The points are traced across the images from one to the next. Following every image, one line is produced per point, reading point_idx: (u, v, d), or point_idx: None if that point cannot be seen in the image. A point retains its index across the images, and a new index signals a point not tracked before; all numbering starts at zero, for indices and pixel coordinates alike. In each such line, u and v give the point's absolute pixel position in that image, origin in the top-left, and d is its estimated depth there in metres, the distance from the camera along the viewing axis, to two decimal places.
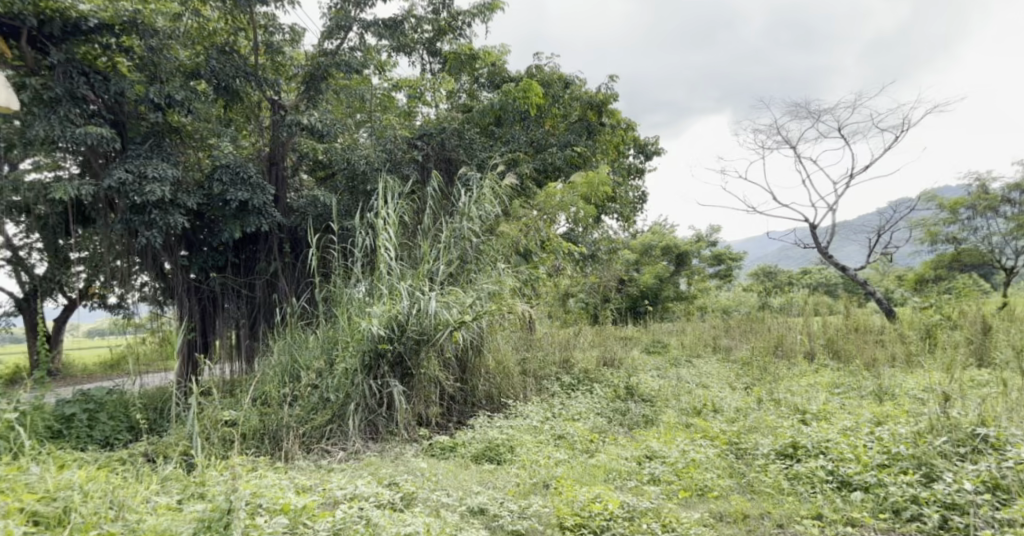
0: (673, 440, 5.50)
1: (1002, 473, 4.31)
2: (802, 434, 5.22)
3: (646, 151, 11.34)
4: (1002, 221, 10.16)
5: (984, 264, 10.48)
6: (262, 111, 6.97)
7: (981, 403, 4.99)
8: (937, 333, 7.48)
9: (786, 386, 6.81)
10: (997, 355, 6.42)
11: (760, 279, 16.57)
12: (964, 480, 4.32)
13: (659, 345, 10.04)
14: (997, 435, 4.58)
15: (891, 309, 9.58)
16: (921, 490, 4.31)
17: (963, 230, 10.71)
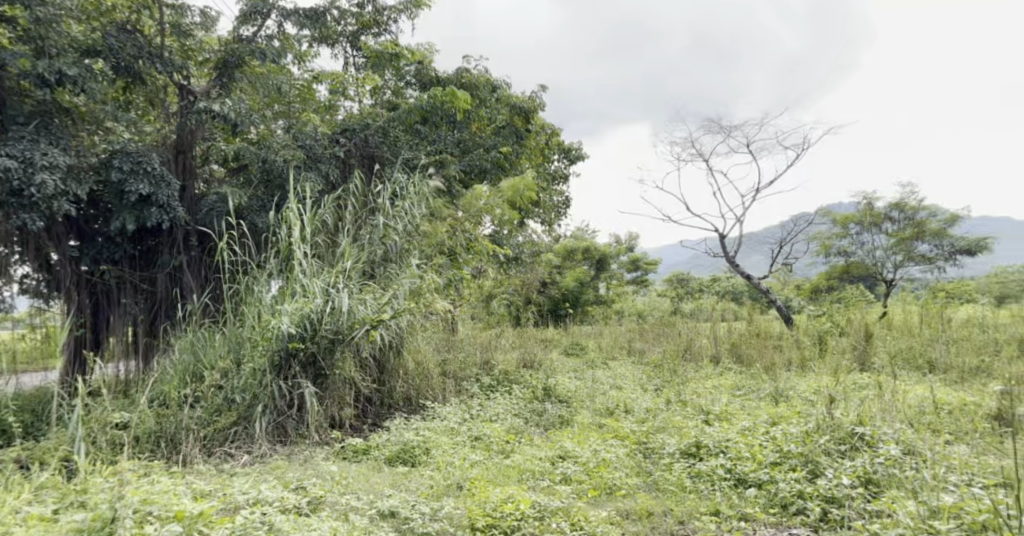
0: (586, 440, 5.70)
1: (875, 468, 4.65)
2: (705, 434, 5.50)
3: (570, 155, 11.55)
4: (883, 236, 11.10)
5: (868, 276, 11.22)
6: (168, 97, 6.73)
7: (859, 404, 5.38)
8: (829, 340, 8.00)
9: (693, 388, 7.14)
10: (878, 360, 6.94)
11: (675, 285, 17.17)
12: (841, 476, 4.65)
13: (578, 347, 10.25)
14: (871, 433, 4.95)
15: (790, 316, 10.14)
16: (807, 486, 4.63)
17: (851, 243, 11.38)
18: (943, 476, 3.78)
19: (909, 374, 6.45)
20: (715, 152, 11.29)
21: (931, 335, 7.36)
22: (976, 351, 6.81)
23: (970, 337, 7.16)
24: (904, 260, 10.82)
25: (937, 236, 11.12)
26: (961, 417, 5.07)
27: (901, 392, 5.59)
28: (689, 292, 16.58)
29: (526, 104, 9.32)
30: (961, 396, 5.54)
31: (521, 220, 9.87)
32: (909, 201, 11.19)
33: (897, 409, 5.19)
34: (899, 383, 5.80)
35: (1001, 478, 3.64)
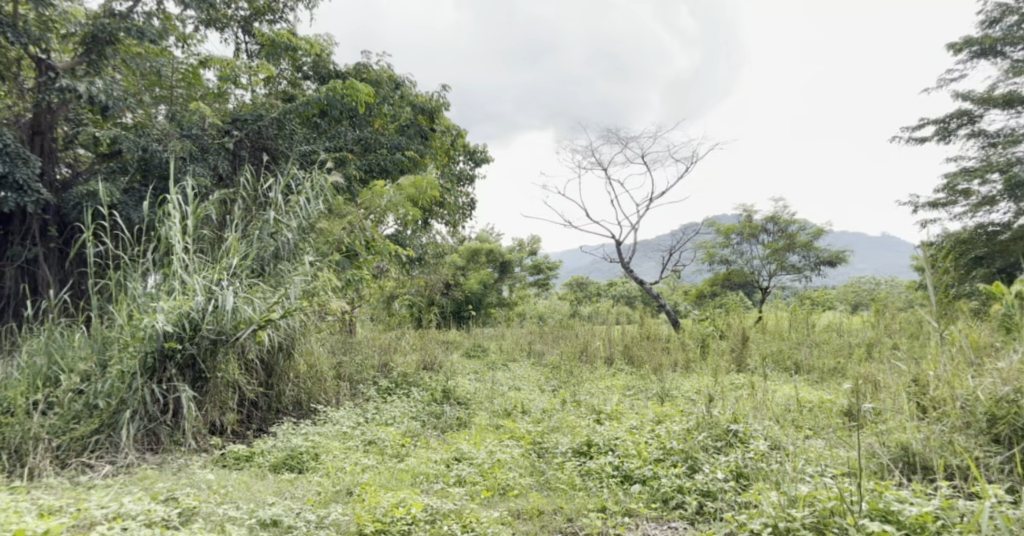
0: (482, 441, 5.70)
1: (745, 463, 4.84)
2: (595, 433, 5.62)
3: (475, 158, 11.56)
4: (759, 247, 11.84)
5: (747, 284, 11.97)
6: (23, 70, 6.23)
7: (735, 403, 5.66)
8: (711, 343, 8.40)
9: (587, 389, 7.30)
10: (752, 361, 7.35)
11: (574, 289, 17.54)
12: (718, 470, 4.82)
13: (479, 349, 10.24)
14: (744, 430, 5.22)
15: (677, 320, 10.62)
16: (686, 481, 4.77)
17: (732, 252, 12.16)
18: (802, 467, 4.01)
19: (778, 375, 6.86)
20: (612, 161, 11.63)
21: (798, 339, 7.87)
22: (835, 353, 7.32)
23: (830, 341, 7.70)
24: (777, 269, 11.52)
25: (808, 247, 11.74)
26: (820, 414, 5.43)
27: (770, 391, 5.97)
28: (587, 296, 17.00)
29: (430, 103, 9.22)
30: (821, 395, 5.93)
31: (425, 220, 9.77)
32: (782, 215, 11.84)
33: (766, 408, 5.49)
34: (770, 384, 6.18)
35: (847, 467, 3.88)
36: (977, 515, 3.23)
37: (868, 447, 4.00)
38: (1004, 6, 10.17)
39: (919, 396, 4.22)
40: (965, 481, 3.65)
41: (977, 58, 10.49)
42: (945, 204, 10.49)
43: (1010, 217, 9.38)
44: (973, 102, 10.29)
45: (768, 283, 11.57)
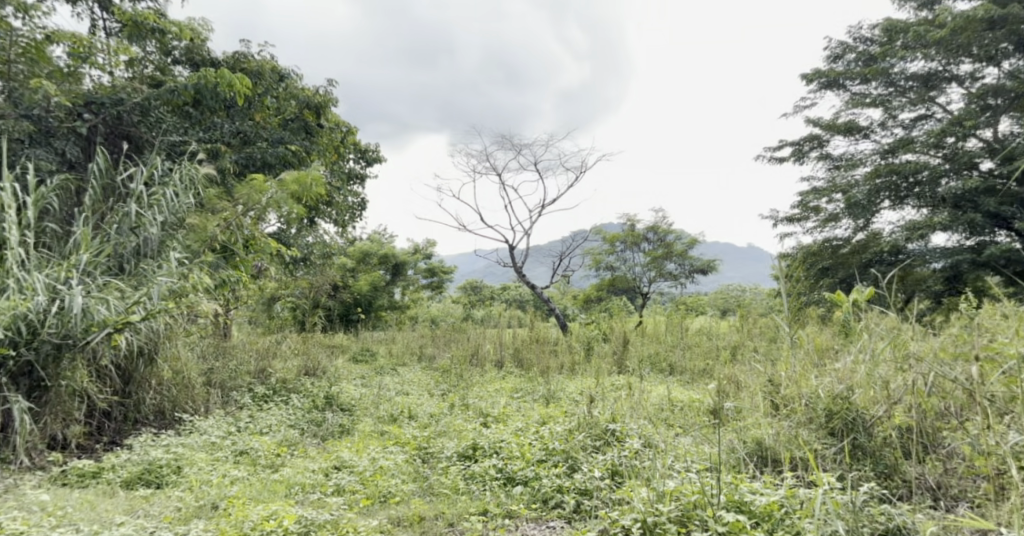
0: (365, 448, 5.40)
1: (621, 461, 4.67)
2: (482, 436, 5.44)
3: (367, 156, 11.21)
4: (640, 254, 12.25)
5: (631, 288, 12.27)
6: None
7: (614, 403, 5.70)
8: (596, 346, 8.50)
9: (476, 392, 7.14)
10: (634, 363, 7.46)
11: (468, 292, 17.42)
12: (597, 467, 4.65)
13: (367, 353, 9.88)
14: (621, 429, 5.14)
15: (566, 324, 10.77)
16: (565, 481, 4.58)
17: (618, 260, 12.45)
18: (671, 464, 4.08)
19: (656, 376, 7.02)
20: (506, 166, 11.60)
21: (672, 342, 8.13)
22: (706, 355, 7.58)
23: (702, 343, 7.99)
24: (656, 276, 11.96)
25: (684, 256, 12.25)
26: (689, 412, 5.58)
27: (646, 391, 6.08)
28: (479, 299, 16.90)
29: (316, 97, 8.82)
30: (692, 395, 6.11)
31: (312, 218, 9.29)
32: (662, 225, 12.34)
33: (642, 408, 5.53)
34: (650, 385, 6.32)
35: (710, 462, 4.03)
36: (813, 502, 3.34)
37: (728, 443, 4.15)
38: (845, 44, 11.09)
39: (771, 395, 4.42)
40: (805, 471, 3.84)
41: (825, 89, 11.33)
42: (798, 219, 11.22)
43: (850, 232, 10.15)
44: (821, 127, 11.07)
45: (648, 288, 11.99)
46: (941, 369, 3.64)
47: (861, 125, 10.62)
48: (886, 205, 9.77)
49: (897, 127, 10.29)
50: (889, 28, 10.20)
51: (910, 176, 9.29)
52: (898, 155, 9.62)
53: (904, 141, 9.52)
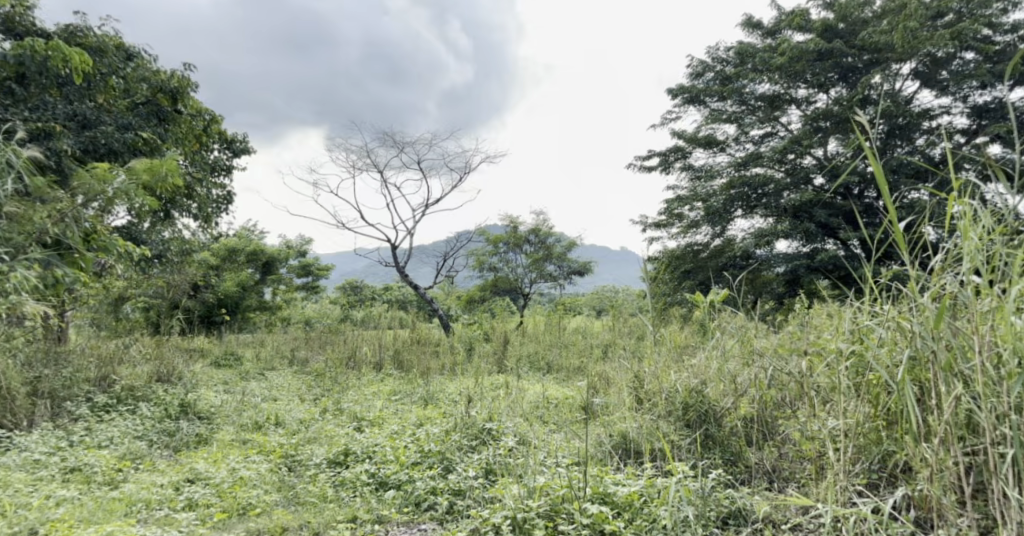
0: (223, 459, 5.13)
1: (495, 459, 4.68)
2: (354, 441, 5.32)
3: (233, 147, 10.71)
4: (523, 256, 12.47)
5: (514, 289, 12.43)
6: None
7: (492, 402, 5.76)
8: (476, 346, 8.57)
9: (351, 396, 6.97)
10: (511, 362, 7.57)
11: (346, 292, 16.98)
12: (469, 467, 4.61)
13: (231, 358, 9.39)
14: (497, 427, 5.19)
15: (449, 324, 10.79)
16: (439, 482, 4.49)
17: (499, 261, 12.50)
18: (542, 460, 4.20)
19: (533, 375, 7.14)
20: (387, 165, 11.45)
21: (551, 342, 8.35)
22: (580, 353, 7.84)
23: (577, 342, 8.26)
24: (537, 278, 12.24)
25: (562, 258, 12.63)
26: (562, 409, 5.74)
27: (523, 390, 6.20)
28: (358, 301, 16.51)
29: (171, 82, 8.30)
30: (565, 392, 6.30)
31: (167, 212, 8.68)
32: (544, 228, 12.61)
33: (518, 407, 5.62)
34: (526, 384, 6.45)
35: (578, 456, 4.19)
36: (668, 491, 3.56)
37: (597, 438, 4.40)
38: (705, 63, 11.86)
39: (637, 389, 4.64)
40: (662, 461, 4.08)
41: (688, 103, 12.05)
42: (664, 225, 11.88)
43: (709, 238, 10.86)
44: (685, 140, 11.75)
45: (531, 289, 12.25)
46: (778, 363, 3.97)
47: (718, 139, 11.38)
48: (739, 213, 10.52)
49: (749, 142, 11.13)
50: (743, 52, 11.08)
51: (760, 188, 10.11)
52: (748, 169, 10.41)
53: (754, 155, 10.31)
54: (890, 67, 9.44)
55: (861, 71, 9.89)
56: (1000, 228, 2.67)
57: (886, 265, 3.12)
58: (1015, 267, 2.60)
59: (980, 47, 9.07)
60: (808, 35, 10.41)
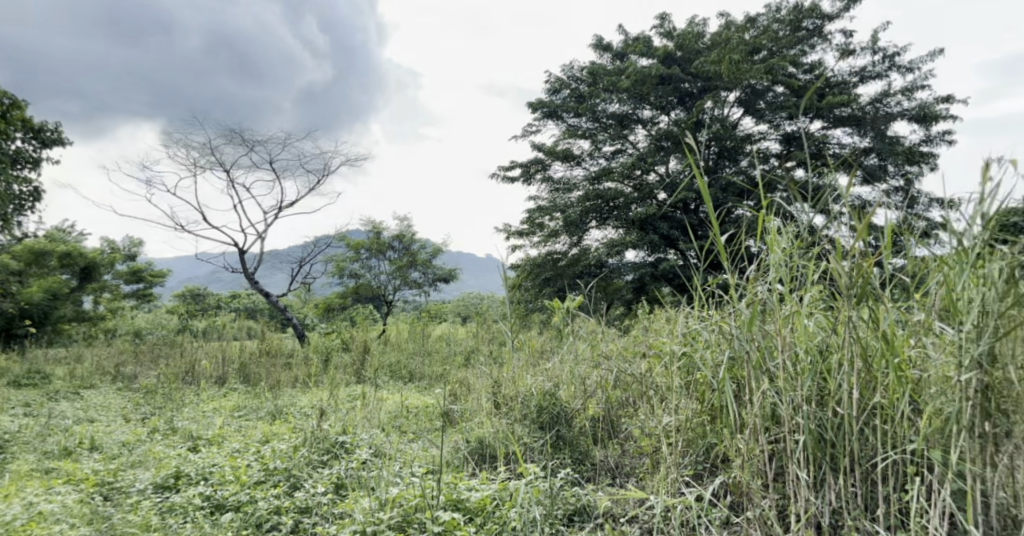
0: (20, 492, 4.50)
1: (346, 473, 4.55)
2: (188, 462, 4.96)
3: (41, 137, 9.81)
4: (387, 263, 12.27)
5: (377, 296, 12.22)
6: None
7: (346, 414, 5.64)
8: (334, 357, 8.35)
9: (186, 414, 6.52)
10: (369, 372, 7.44)
11: (187, 300, 15.89)
12: (318, 483, 4.46)
13: (40, 377, 8.43)
14: (352, 440, 5.09)
15: (304, 333, 10.39)
16: (284, 501, 4.23)
17: (361, 267, 12.22)
18: (397, 471, 4.17)
19: (393, 384, 7.08)
20: (235, 164, 10.88)
21: (412, 350, 8.33)
22: (442, 361, 7.86)
23: (440, 350, 8.27)
24: (401, 284, 12.15)
25: (427, 264, 12.61)
26: (421, 418, 5.72)
27: (378, 400, 6.11)
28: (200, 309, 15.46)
29: None
30: (424, 401, 6.29)
31: None
32: (409, 234, 12.52)
33: (375, 417, 5.54)
34: (383, 394, 6.37)
35: (433, 465, 4.20)
36: (518, 493, 3.62)
37: (454, 444, 4.42)
38: (562, 80, 12.35)
39: (495, 395, 4.73)
40: (516, 464, 4.13)
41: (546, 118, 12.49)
42: (525, 234, 12.20)
43: (568, 247, 11.27)
44: (544, 153, 12.16)
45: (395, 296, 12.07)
46: (622, 365, 4.20)
47: (574, 153, 11.88)
48: (593, 224, 11.09)
49: (601, 158, 11.70)
50: (595, 71, 11.70)
51: (612, 201, 10.68)
52: (601, 183, 10.96)
53: (606, 170, 10.87)
54: (719, 95, 10.30)
55: (697, 96, 10.81)
56: (796, 243, 3.00)
57: (708, 274, 3.40)
58: (810, 276, 2.92)
59: (788, 82, 10.13)
60: (651, 60, 11.26)
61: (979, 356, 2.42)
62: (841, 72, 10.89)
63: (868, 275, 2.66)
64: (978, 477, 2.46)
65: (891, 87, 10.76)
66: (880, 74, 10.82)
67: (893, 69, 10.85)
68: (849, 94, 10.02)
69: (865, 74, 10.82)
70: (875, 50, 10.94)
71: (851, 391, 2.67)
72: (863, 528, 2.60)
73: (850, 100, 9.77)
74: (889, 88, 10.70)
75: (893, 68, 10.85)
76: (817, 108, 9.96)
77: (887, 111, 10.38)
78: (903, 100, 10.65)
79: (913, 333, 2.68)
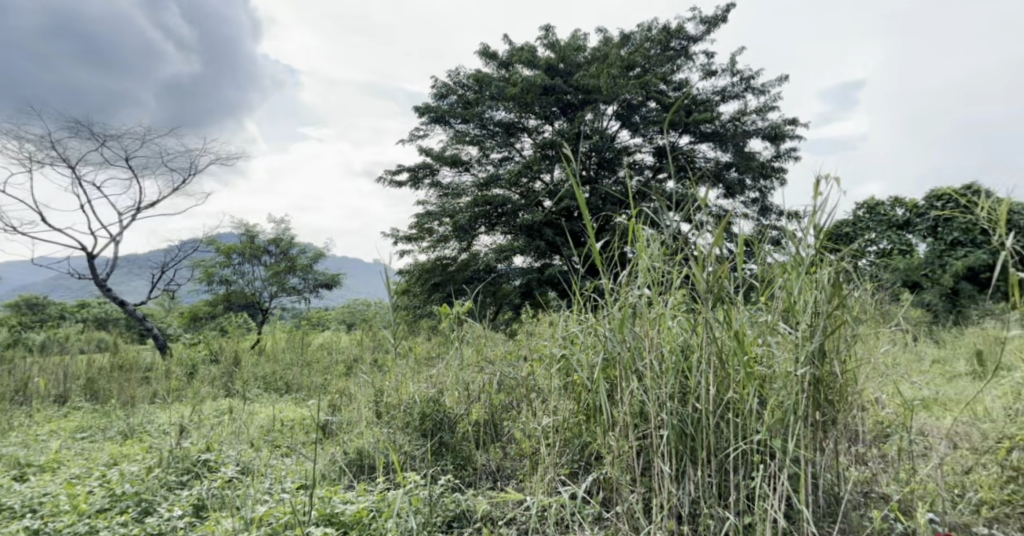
0: None
1: (209, 494, 3.97)
2: (10, 495, 4.08)
3: None
4: (262, 268, 11.87)
5: (250, 304, 11.81)
6: None
7: (211, 432, 5.03)
8: (199, 370, 7.88)
9: (15, 438, 5.80)
10: (240, 385, 7.03)
11: (25, 310, 14.37)
12: (174, 507, 3.84)
13: None
14: (216, 458, 4.46)
15: (166, 344, 9.83)
16: (132, 527, 3.61)
17: (233, 273, 11.64)
18: (266, 488, 3.95)
19: (265, 397, 6.77)
20: (82, 160, 10.00)
21: (289, 361, 7.98)
22: (321, 371, 7.59)
23: (319, 360, 7.95)
24: (278, 291, 11.73)
25: (308, 270, 12.40)
26: (295, 432, 5.17)
27: (244, 413, 5.76)
28: (43, 319, 14.01)
29: None
30: (296, 412, 6.04)
31: None
32: (288, 238, 12.30)
33: (244, 432, 4.93)
34: (250, 407, 6.05)
35: (306, 480, 4.01)
36: (395, 504, 3.55)
37: (330, 457, 4.26)
38: (448, 86, 12.39)
39: (376, 403, 4.62)
40: (395, 474, 4.05)
41: (433, 123, 12.49)
42: (414, 239, 12.12)
43: (457, 252, 11.26)
44: (432, 157, 12.13)
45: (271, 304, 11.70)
46: (505, 369, 4.27)
47: (462, 159, 11.93)
48: (482, 230, 11.20)
49: (489, 164, 11.82)
50: (481, 78, 11.82)
51: (500, 207, 10.83)
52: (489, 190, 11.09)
53: (494, 176, 11.00)
54: (598, 107, 10.68)
55: (578, 108, 11.16)
56: (663, 249, 3.18)
57: (587, 278, 3.54)
58: (677, 280, 3.10)
59: (660, 98, 10.69)
60: (535, 70, 11.53)
61: (813, 352, 2.75)
62: (705, 91, 11.62)
63: (722, 281, 2.89)
64: (809, 462, 2.76)
65: (747, 107, 11.61)
66: (738, 95, 11.65)
67: (749, 91, 11.71)
68: (712, 112, 10.70)
69: (725, 94, 11.60)
70: (734, 72, 11.77)
71: (708, 387, 2.87)
72: (717, 514, 2.82)
73: (714, 118, 10.44)
74: (746, 107, 11.54)
75: (749, 89, 11.71)
76: (685, 124, 10.58)
77: (744, 129, 11.18)
78: (758, 119, 11.52)
79: (760, 332, 2.93)
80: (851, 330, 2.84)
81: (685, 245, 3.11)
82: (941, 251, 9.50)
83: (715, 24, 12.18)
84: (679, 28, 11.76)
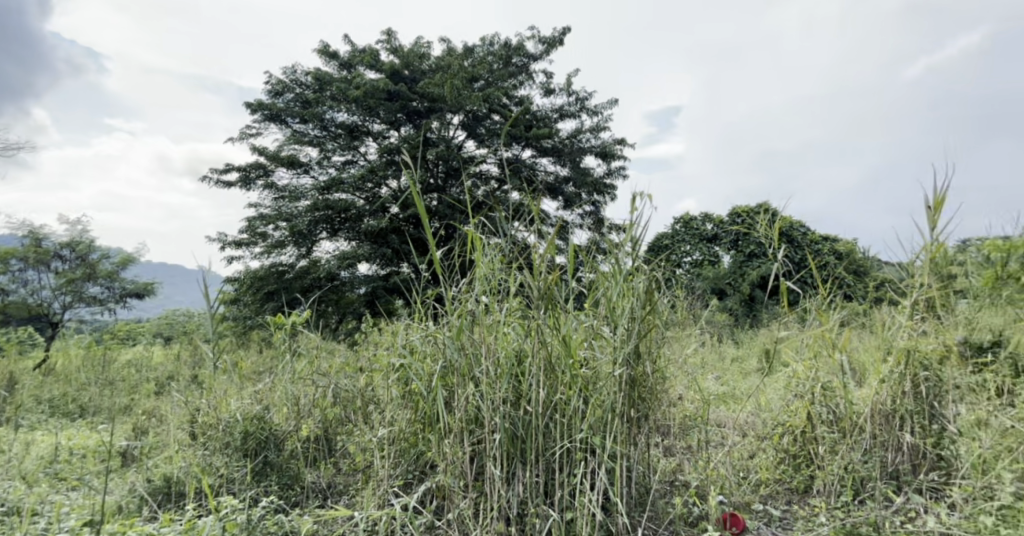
0: None
1: None
2: None
3: None
4: (52, 275, 10.47)
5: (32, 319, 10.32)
6: None
7: None
8: None
9: None
10: (16, 411, 6.04)
11: None
12: None
13: None
14: None
15: None
16: None
17: (10, 281, 10.21)
18: (39, 527, 3.39)
19: (49, 421, 5.89)
20: None
21: (84, 380, 7.04)
22: (125, 391, 6.79)
23: (125, 378, 7.09)
24: (72, 301, 10.55)
25: (111, 278, 11.20)
26: (86, 462, 4.38)
27: (16, 440, 4.95)
28: None
29: None
30: (82, 437, 5.30)
31: None
32: (82, 242, 10.88)
33: (15, 467, 4.13)
34: (25, 436, 5.21)
35: (92, 515, 3.50)
36: (204, 530, 3.26)
37: (129, 487, 3.82)
38: (284, 83, 11.91)
39: (191, 425, 4.16)
40: (207, 501, 3.73)
41: (268, 121, 11.89)
42: (246, 244, 11.45)
43: (294, 259, 10.80)
44: (267, 158, 11.55)
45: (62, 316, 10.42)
46: (337, 382, 4.12)
47: (301, 160, 11.47)
48: (324, 235, 10.83)
49: (331, 168, 11.46)
50: (320, 78, 11.46)
51: (343, 212, 10.55)
52: (331, 193, 10.72)
53: (335, 180, 10.68)
54: (444, 116, 10.73)
55: (424, 115, 11.13)
56: (501, 257, 3.23)
57: (426, 285, 3.50)
58: (514, 285, 3.15)
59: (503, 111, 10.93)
60: (377, 73, 11.39)
61: (628, 354, 2.92)
62: (544, 108, 12.04)
63: (552, 289, 3.02)
64: (624, 456, 2.93)
65: (582, 126, 12.18)
66: (574, 114, 12.19)
67: (583, 110, 12.30)
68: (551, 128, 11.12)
69: (563, 112, 12.09)
70: (570, 92, 12.30)
71: (539, 389, 2.95)
72: (542, 512, 2.89)
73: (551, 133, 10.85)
74: (582, 126, 12.11)
75: (584, 109, 12.30)
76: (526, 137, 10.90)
77: (580, 146, 11.73)
78: (592, 138, 12.14)
79: (586, 337, 3.08)
80: (661, 333, 3.07)
81: (523, 252, 3.19)
82: (741, 262, 10.52)
83: (552, 44, 12.67)
84: (519, 45, 12.10)
